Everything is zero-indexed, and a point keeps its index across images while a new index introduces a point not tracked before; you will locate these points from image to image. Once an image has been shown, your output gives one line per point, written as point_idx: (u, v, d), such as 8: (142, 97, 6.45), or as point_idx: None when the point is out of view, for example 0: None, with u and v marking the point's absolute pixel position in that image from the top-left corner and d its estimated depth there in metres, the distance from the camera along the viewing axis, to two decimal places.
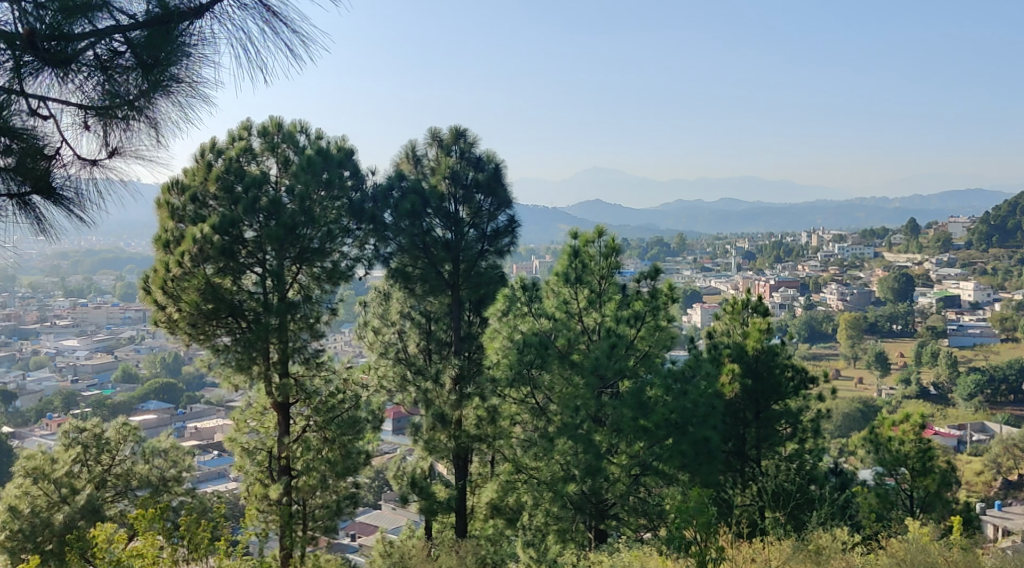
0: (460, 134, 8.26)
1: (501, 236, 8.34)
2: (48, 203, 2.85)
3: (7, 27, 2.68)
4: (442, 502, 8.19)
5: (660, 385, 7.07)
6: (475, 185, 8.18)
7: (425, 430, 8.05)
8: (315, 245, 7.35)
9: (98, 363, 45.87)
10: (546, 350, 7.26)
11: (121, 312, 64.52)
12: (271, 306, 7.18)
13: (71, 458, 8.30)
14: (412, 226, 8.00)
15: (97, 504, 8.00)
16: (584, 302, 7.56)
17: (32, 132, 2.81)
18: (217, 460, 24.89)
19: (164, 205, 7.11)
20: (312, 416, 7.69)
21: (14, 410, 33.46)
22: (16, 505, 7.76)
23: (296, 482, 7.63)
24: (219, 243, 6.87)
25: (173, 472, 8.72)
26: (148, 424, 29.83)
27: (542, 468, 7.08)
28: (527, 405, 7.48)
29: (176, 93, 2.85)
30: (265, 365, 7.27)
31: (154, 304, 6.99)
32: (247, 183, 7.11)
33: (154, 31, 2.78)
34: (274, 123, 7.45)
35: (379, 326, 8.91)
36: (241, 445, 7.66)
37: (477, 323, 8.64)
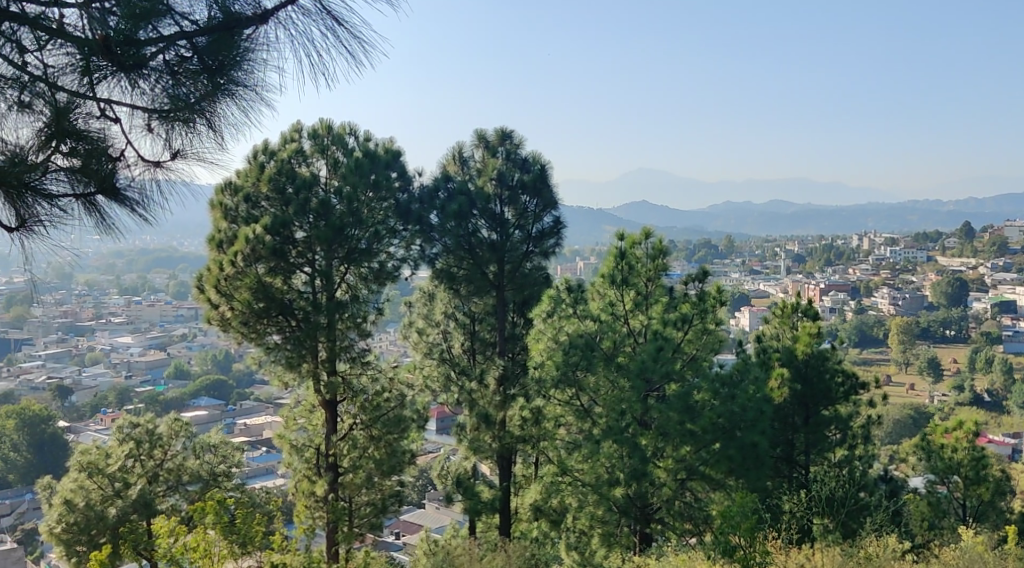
0: (506, 136, 8.29)
1: (547, 237, 8.36)
2: (112, 202, 2.82)
3: (78, 33, 2.61)
4: (487, 503, 8.16)
5: (707, 389, 7.00)
6: (521, 186, 8.14)
7: (468, 430, 8.12)
8: (363, 245, 7.44)
9: (152, 359, 46.92)
10: (592, 352, 7.23)
11: (174, 309, 65.93)
12: (320, 306, 7.28)
13: (125, 452, 8.43)
14: (459, 227, 8.01)
15: (149, 498, 8.19)
16: (631, 304, 7.47)
17: (97, 134, 2.77)
18: (264, 456, 25.31)
19: (218, 205, 7.26)
20: (359, 414, 7.81)
21: (71, 405, 34.37)
22: (71, 499, 8.03)
23: (342, 480, 7.68)
24: (271, 244, 6.94)
25: (222, 467, 8.91)
26: (199, 420, 30.43)
27: (587, 471, 7.09)
28: (572, 407, 7.39)
29: (239, 97, 2.81)
30: (315, 363, 7.37)
31: (208, 303, 7.16)
32: (298, 186, 7.19)
33: (218, 37, 2.72)
34: (325, 125, 7.56)
35: (424, 326, 8.97)
36: (289, 442, 7.83)
37: (522, 324, 8.66)
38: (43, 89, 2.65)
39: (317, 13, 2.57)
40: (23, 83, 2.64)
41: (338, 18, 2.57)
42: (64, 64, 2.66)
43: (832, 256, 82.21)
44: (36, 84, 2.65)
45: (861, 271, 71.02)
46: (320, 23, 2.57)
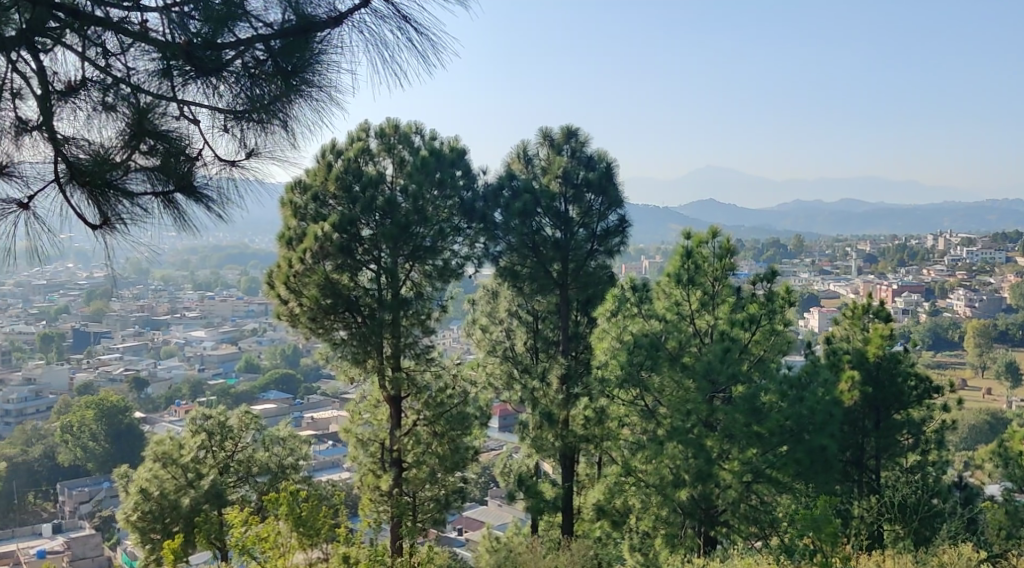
0: (571, 133, 8.27)
1: (611, 236, 8.31)
2: (189, 201, 2.86)
3: (162, 37, 2.67)
4: (549, 501, 8.22)
5: (775, 391, 6.84)
6: (586, 185, 8.11)
7: (531, 429, 8.15)
8: (428, 243, 7.48)
9: (223, 353, 48.09)
10: (657, 352, 7.17)
11: (245, 304, 67.51)
12: (384, 302, 7.38)
13: (197, 444, 8.67)
14: (522, 226, 8.01)
15: (220, 489, 8.35)
16: (696, 304, 7.42)
17: (176, 134, 2.81)
18: (330, 449, 25.75)
19: (288, 203, 7.39)
20: (423, 410, 7.89)
21: (147, 396, 35.44)
22: (146, 488, 8.33)
23: (407, 475, 7.79)
24: (338, 241, 7.08)
25: (290, 460, 9.10)
26: (269, 413, 31.12)
27: (652, 471, 7.10)
28: (636, 408, 7.33)
29: (311, 99, 2.86)
30: (380, 358, 7.49)
31: (278, 299, 7.31)
32: (364, 184, 7.28)
33: (293, 40, 2.74)
34: (391, 124, 7.64)
35: (487, 324, 9.03)
36: (355, 436, 7.97)
37: (585, 323, 8.61)
38: (126, 91, 2.74)
39: (391, 16, 2.61)
40: (108, 85, 2.75)
41: (411, 21, 2.60)
42: (146, 68, 2.74)
43: (905, 255, 80.01)
44: (120, 86, 2.74)
45: (935, 272, 68.96)
46: (393, 26, 2.61)
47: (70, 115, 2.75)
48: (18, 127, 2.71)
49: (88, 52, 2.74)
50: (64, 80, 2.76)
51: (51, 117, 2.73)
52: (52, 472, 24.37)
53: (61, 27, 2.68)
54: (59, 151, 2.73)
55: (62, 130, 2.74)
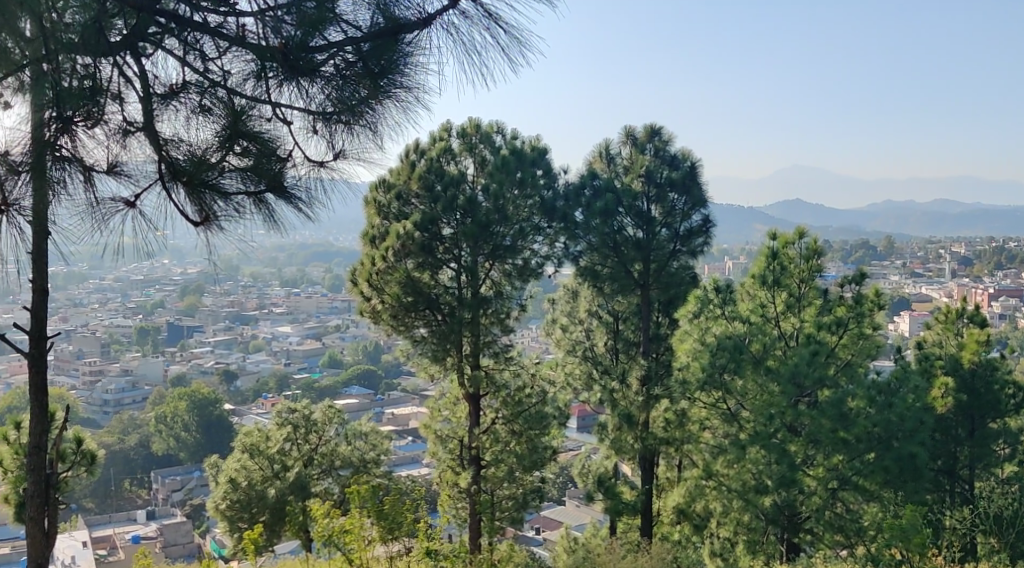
0: (655, 132, 8.21)
1: (695, 236, 8.18)
2: (280, 200, 2.93)
3: (260, 41, 2.73)
4: (629, 504, 8.14)
5: (863, 396, 6.65)
6: (669, 183, 8.03)
7: (611, 430, 8.08)
8: (508, 242, 7.51)
9: (308, 349, 49.28)
10: (741, 355, 6.97)
11: (329, 301, 69.02)
12: (464, 301, 7.44)
13: (283, 436, 8.93)
14: (603, 225, 7.94)
15: (305, 481, 8.60)
16: (782, 307, 7.31)
17: (268, 136, 2.88)
18: (410, 445, 26.13)
19: (372, 202, 7.57)
20: (501, 408, 7.91)
21: (235, 389, 36.53)
22: (235, 478, 8.64)
23: (485, 473, 7.83)
24: (420, 240, 7.19)
25: (372, 455, 9.28)
26: (352, 408, 31.85)
27: (733, 476, 6.95)
28: (718, 411, 7.20)
29: (398, 99, 2.91)
30: (459, 357, 7.59)
31: (361, 296, 7.48)
32: (446, 183, 7.34)
33: (381, 42, 2.79)
34: (473, 124, 7.69)
35: (567, 323, 9.11)
36: (434, 432, 8.10)
37: (666, 324, 8.57)
38: (222, 94, 2.82)
39: (479, 16, 2.63)
40: (205, 88, 2.83)
41: (500, 21, 2.61)
42: (242, 71, 2.83)
43: (1002, 258, 76.77)
44: (216, 89, 2.83)
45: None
46: (481, 27, 2.63)
47: (170, 117, 2.84)
48: (125, 129, 2.77)
49: (188, 57, 2.83)
50: (166, 84, 2.85)
51: (153, 119, 2.81)
52: (147, 460, 25.34)
53: (163, 32, 2.80)
54: (161, 152, 2.81)
55: (163, 131, 2.83)
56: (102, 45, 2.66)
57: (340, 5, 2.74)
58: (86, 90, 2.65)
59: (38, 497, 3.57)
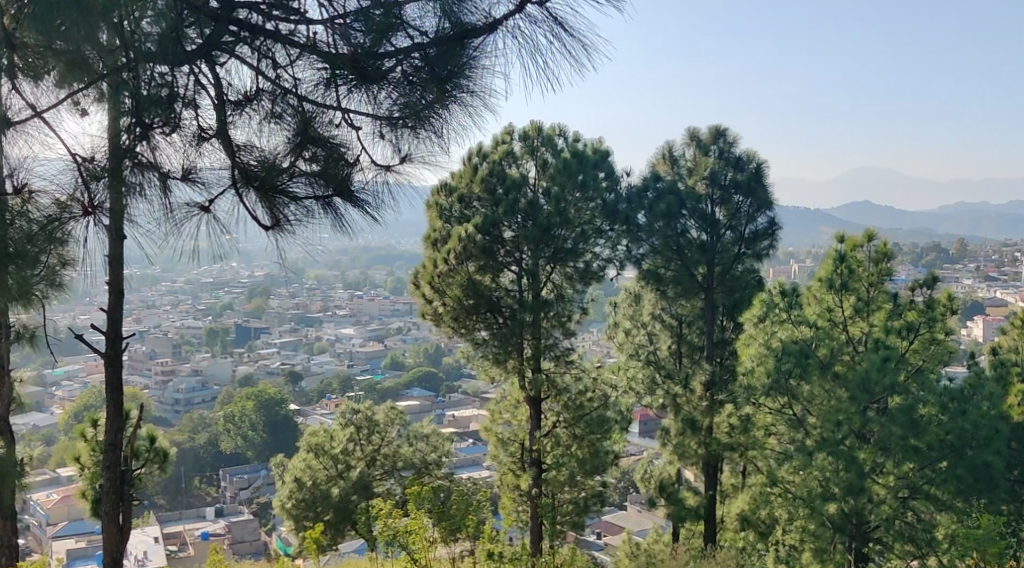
0: (720, 133, 8.12)
1: (761, 238, 8.05)
2: (347, 204, 2.97)
3: (331, 49, 2.78)
4: (691, 509, 8.08)
5: (935, 403, 6.48)
6: (734, 186, 7.94)
7: (673, 434, 8.05)
8: (569, 245, 7.48)
9: (371, 350, 49.95)
10: (808, 359, 6.84)
11: (391, 303, 69.84)
12: (526, 304, 7.45)
13: (346, 437, 9.12)
14: (667, 227, 7.88)
15: (367, 481, 8.73)
16: (849, 311, 7.20)
17: (336, 141, 2.96)
18: (471, 447, 26.26)
19: (434, 205, 7.70)
20: (563, 412, 7.89)
21: (301, 389, 37.27)
22: (300, 477, 8.85)
23: (546, 476, 7.78)
24: (481, 243, 7.21)
25: (433, 456, 9.30)
26: (414, 409, 32.17)
27: (800, 483, 6.81)
28: (784, 417, 7.05)
29: (463, 104, 2.93)
30: (520, 359, 7.60)
31: (423, 298, 7.65)
32: (508, 187, 7.38)
33: (447, 48, 2.78)
34: (535, 127, 7.70)
35: (630, 327, 9.01)
36: (495, 435, 8.13)
37: (731, 328, 8.42)
38: (293, 101, 2.92)
39: (544, 20, 2.63)
40: (277, 95, 2.93)
41: (564, 24, 2.62)
42: (313, 78, 2.91)
43: None
44: (288, 96, 2.92)
45: None
46: (547, 30, 2.63)
47: (243, 123, 2.92)
48: (200, 135, 2.83)
49: (262, 65, 2.90)
50: (239, 91, 2.93)
51: (227, 125, 2.88)
52: (216, 458, 25.98)
53: (237, 41, 2.86)
54: (234, 157, 2.88)
55: (236, 137, 2.91)
56: (181, 53, 2.72)
57: (406, 10, 2.74)
58: (165, 97, 2.71)
59: (113, 493, 3.69)
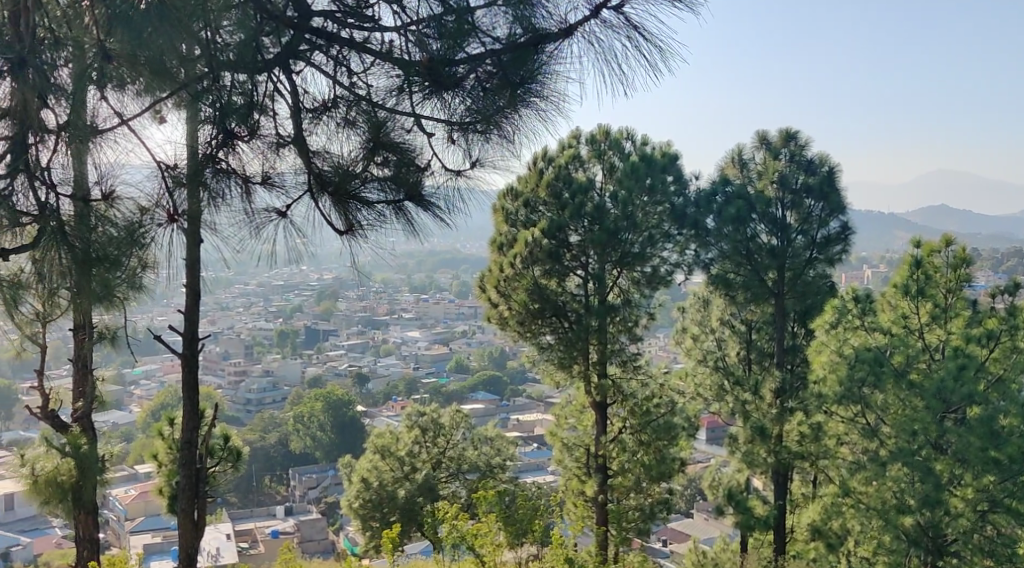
0: (790, 136, 7.97)
1: (833, 243, 7.89)
2: (419, 208, 2.98)
3: (406, 56, 2.82)
4: (761, 519, 7.89)
5: (1016, 414, 6.25)
6: (805, 190, 7.79)
7: (742, 442, 7.89)
8: (636, 250, 7.42)
9: (436, 353, 50.44)
10: (881, 368, 6.58)
11: (456, 307, 70.38)
12: (592, 308, 7.41)
13: (412, 439, 9.23)
14: (737, 232, 7.76)
15: (432, 484, 8.77)
16: (926, 318, 6.95)
17: (408, 146, 2.98)
18: (536, 452, 26.27)
19: (500, 209, 7.73)
20: (629, 418, 7.84)
21: (368, 391, 37.82)
22: (367, 478, 8.97)
23: (612, 482, 7.75)
24: (547, 246, 7.21)
25: (498, 459, 9.29)
26: (479, 412, 32.38)
27: (873, 494, 6.63)
28: (857, 425, 6.85)
29: (535, 109, 2.92)
30: (585, 364, 7.56)
31: (489, 302, 7.70)
32: (574, 191, 7.32)
33: (520, 53, 2.79)
34: (602, 130, 7.70)
35: (698, 332, 8.88)
36: (560, 440, 8.12)
37: (802, 335, 8.26)
38: (367, 107, 2.96)
39: (620, 25, 2.62)
40: (351, 102, 2.97)
41: (640, 29, 2.60)
42: (386, 85, 2.96)
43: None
44: (361, 103, 2.97)
45: None
46: (623, 36, 2.62)
47: (319, 130, 2.98)
48: (278, 142, 2.90)
49: (337, 73, 2.97)
50: (316, 99, 3.00)
51: (303, 132, 2.95)
52: (286, 458, 26.50)
53: (313, 49, 2.93)
54: (309, 163, 2.93)
55: (312, 144, 2.96)
56: (260, 61, 2.80)
57: (477, 16, 2.76)
58: (245, 104, 2.77)
59: (189, 490, 3.81)
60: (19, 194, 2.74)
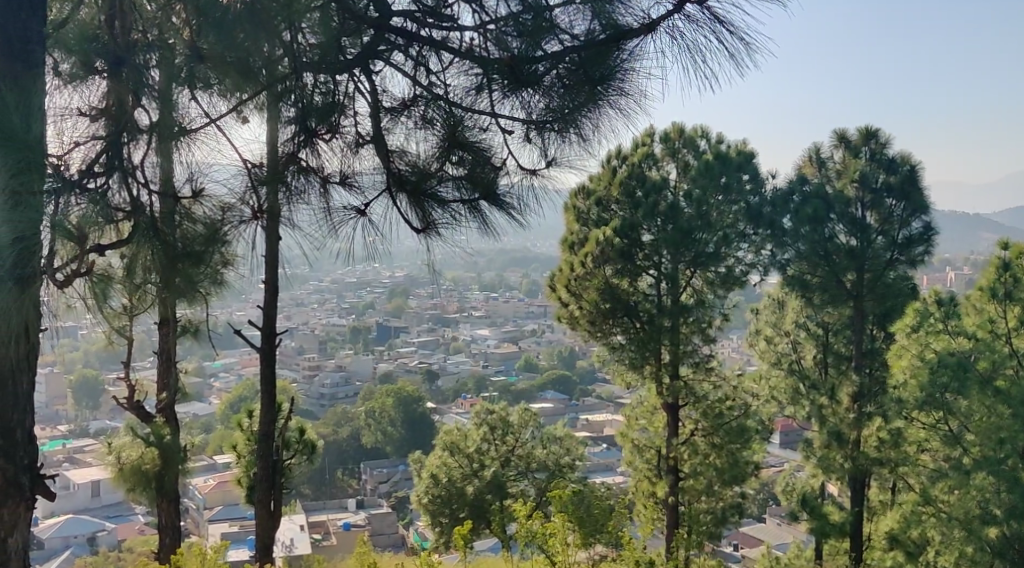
0: (871, 135, 7.77)
1: (915, 244, 7.62)
2: (494, 208, 2.99)
3: (487, 54, 2.83)
4: (836, 526, 7.65)
5: None
6: (886, 189, 7.59)
7: (818, 447, 7.86)
8: (711, 250, 7.31)
9: (506, 351, 50.65)
10: (966, 373, 6.33)
11: (526, 307, 70.56)
12: (664, 308, 7.39)
13: (481, 436, 9.27)
14: (814, 232, 7.60)
15: (501, 481, 8.87)
16: (1014, 323, 6.66)
17: (485, 146, 2.98)
18: (606, 452, 26.15)
19: (572, 208, 7.72)
20: (701, 420, 7.72)
21: (438, 388, 38.17)
22: (436, 474, 9.07)
23: (682, 485, 7.66)
24: (620, 246, 7.18)
25: (567, 459, 9.31)
26: (548, 412, 32.37)
27: (956, 503, 6.41)
28: (938, 432, 6.60)
29: (613, 106, 2.90)
30: (657, 365, 7.52)
31: (559, 301, 7.70)
32: (648, 189, 7.28)
33: (598, 50, 2.76)
34: (676, 129, 7.63)
35: (773, 335, 8.79)
36: (631, 441, 8.09)
37: (882, 338, 8.02)
38: (444, 106, 2.96)
39: (705, 20, 2.59)
40: (430, 101, 2.98)
41: (726, 23, 2.57)
42: (465, 84, 2.96)
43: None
44: (439, 102, 2.97)
45: None
46: (707, 30, 2.59)
47: (396, 129, 3.02)
48: (358, 141, 3.00)
49: (416, 72, 2.99)
50: (395, 98, 3.03)
51: (382, 131, 3.01)
52: (358, 453, 26.99)
53: (392, 49, 2.96)
54: (387, 162, 3.00)
55: (391, 143, 3.01)
56: (340, 62, 2.83)
57: (555, 14, 2.75)
58: (327, 104, 2.84)
59: (265, 481, 3.90)
60: (114, 190, 2.62)
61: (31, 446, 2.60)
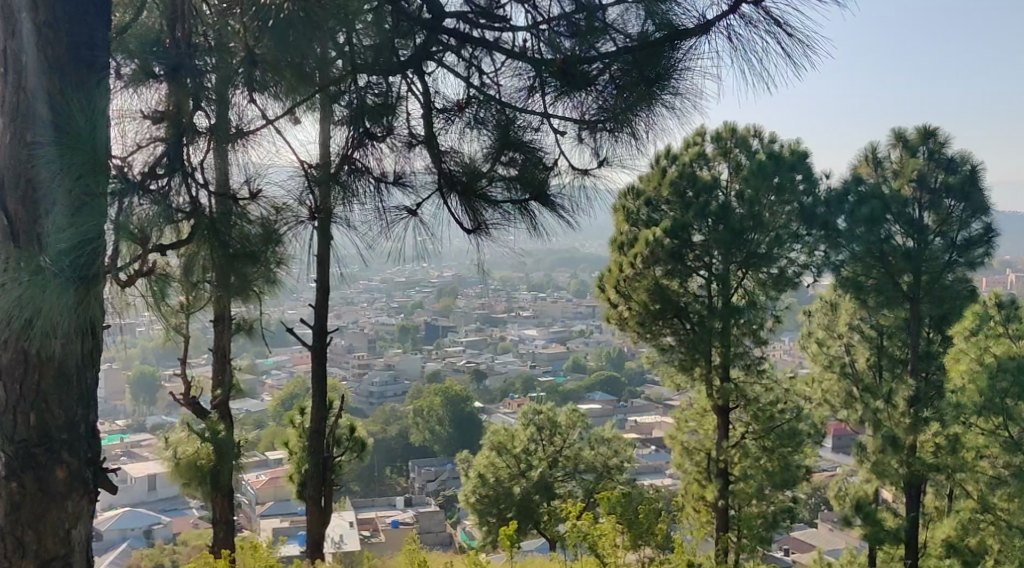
0: (929, 134, 7.62)
1: (975, 246, 7.47)
2: (544, 208, 2.99)
3: (540, 54, 2.84)
4: (890, 532, 7.58)
5: None
6: (945, 190, 7.41)
7: (873, 452, 7.70)
8: (762, 250, 7.21)
9: (553, 351, 50.61)
10: None
11: (573, 307, 70.43)
12: (715, 310, 7.30)
13: (528, 436, 9.29)
14: (869, 234, 7.51)
15: (549, 482, 8.93)
16: None
17: (536, 146, 3.00)
18: (654, 454, 25.99)
19: (621, 208, 7.67)
20: (752, 423, 7.66)
21: (485, 388, 38.28)
22: (484, 474, 9.09)
23: (733, 488, 7.59)
24: (670, 246, 7.10)
25: (615, 461, 9.27)
26: (596, 413, 32.29)
27: (1017, 512, 6.24)
28: (998, 438, 6.39)
29: (666, 105, 2.88)
30: (707, 367, 7.45)
31: (609, 302, 7.66)
32: (699, 189, 7.26)
33: (653, 50, 2.73)
34: (728, 128, 7.56)
35: (825, 338, 8.54)
36: (680, 444, 8.06)
37: (939, 341, 7.82)
38: (496, 107, 2.99)
39: (762, 20, 2.57)
40: (483, 102, 3.01)
41: (784, 23, 2.53)
42: (517, 85, 2.98)
43: None
44: (491, 103, 3.00)
45: None
46: (764, 30, 2.56)
47: (448, 130, 3.05)
48: (410, 141, 3.04)
49: (468, 74, 3.02)
50: (448, 99, 3.06)
51: (434, 132, 3.04)
52: (406, 452, 27.20)
53: (445, 50, 2.99)
54: (439, 162, 3.02)
55: (443, 144, 3.04)
56: (394, 63, 2.89)
57: (609, 15, 2.76)
58: (380, 105, 2.94)
59: (316, 478, 3.97)
60: (175, 192, 2.64)
61: (94, 440, 2.64)
